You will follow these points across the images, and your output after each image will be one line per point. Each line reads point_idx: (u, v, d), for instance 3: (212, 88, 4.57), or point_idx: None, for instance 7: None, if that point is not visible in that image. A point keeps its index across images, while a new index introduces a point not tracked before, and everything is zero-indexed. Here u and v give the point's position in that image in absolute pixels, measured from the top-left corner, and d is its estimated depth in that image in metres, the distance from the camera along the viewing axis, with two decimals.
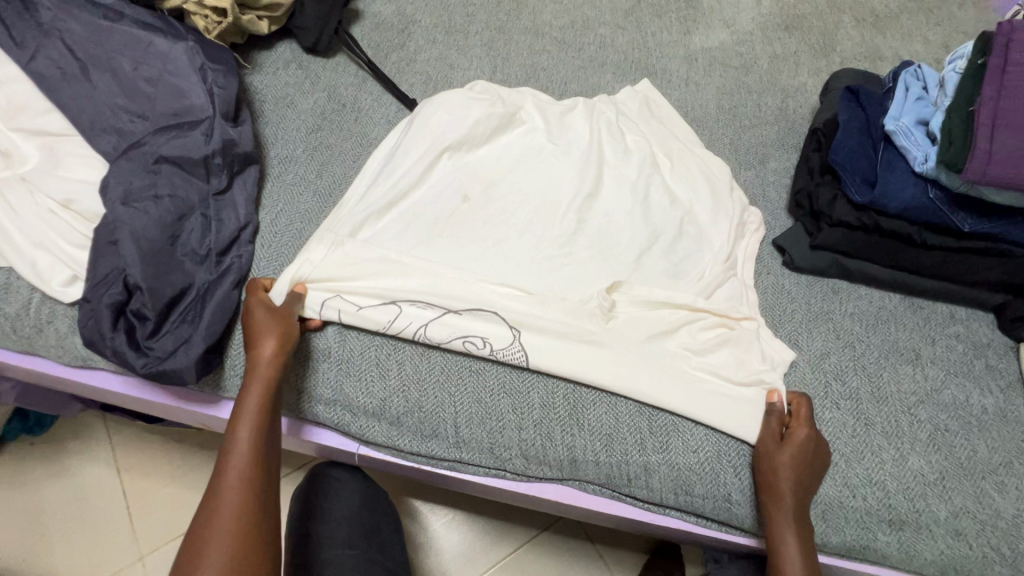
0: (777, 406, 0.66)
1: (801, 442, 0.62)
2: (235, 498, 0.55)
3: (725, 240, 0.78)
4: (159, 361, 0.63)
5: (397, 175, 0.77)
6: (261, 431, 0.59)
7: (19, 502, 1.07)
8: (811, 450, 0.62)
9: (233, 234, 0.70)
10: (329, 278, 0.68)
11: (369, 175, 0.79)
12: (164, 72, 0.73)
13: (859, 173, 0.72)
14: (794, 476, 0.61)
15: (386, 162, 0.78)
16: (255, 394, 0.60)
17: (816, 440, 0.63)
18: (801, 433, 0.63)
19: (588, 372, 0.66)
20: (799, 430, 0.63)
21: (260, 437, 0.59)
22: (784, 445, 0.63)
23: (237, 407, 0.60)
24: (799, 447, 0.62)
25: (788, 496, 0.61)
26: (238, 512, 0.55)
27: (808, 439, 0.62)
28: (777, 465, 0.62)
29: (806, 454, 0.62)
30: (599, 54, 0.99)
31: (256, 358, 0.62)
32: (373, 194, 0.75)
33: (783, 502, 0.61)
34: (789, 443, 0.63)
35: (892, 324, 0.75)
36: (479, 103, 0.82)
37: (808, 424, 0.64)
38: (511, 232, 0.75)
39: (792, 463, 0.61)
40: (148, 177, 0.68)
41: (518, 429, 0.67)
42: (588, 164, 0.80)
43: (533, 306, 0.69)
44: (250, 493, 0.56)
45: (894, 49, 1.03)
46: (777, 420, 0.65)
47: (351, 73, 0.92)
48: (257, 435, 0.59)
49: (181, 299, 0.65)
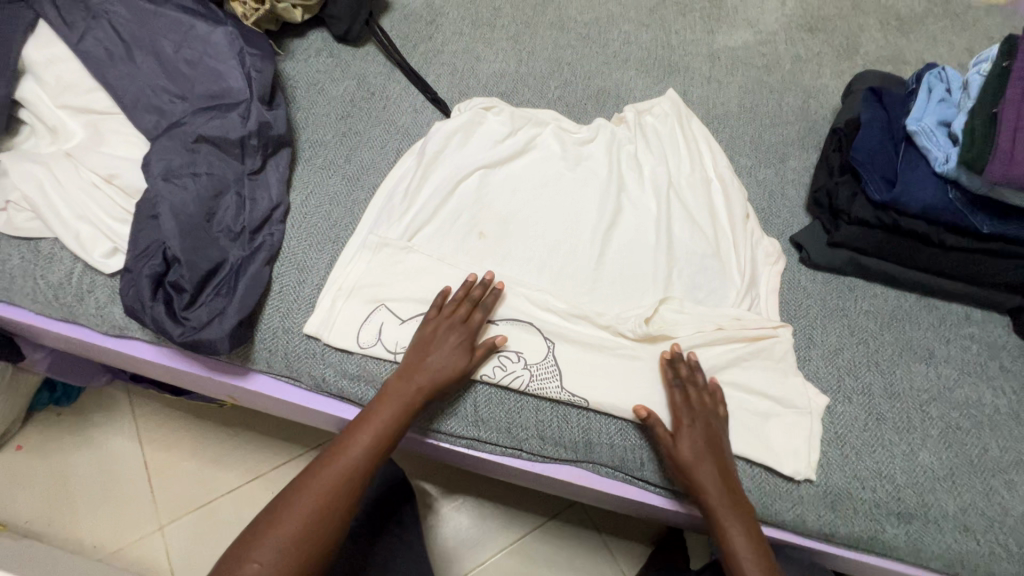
0: (671, 374, 0.67)
1: (691, 429, 0.64)
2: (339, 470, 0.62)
3: (747, 256, 0.78)
4: (195, 331, 0.65)
5: (411, 208, 0.78)
6: (392, 427, 0.64)
7: (48, 468, 1.11)
8: (698, 429, 0.64)
9: (266, 213, 0.73)
10: (374, 289, 0.72)
11: (380, 203, 0.80)
12: (204, 56, 0.75)
13: (879, 173, 0.73)
14: (703, 465, 0.63)
15: (399, 194, 0.80)
16: (401, 394, 0.65)
17: (706, 401, 0.66)
18: (683, 416, 0.64)
19: (618, 362, 0.69)
20: (677, 413, 0.65)
21: (392, 431, 0.64)
22: (677, 438, 0.64)
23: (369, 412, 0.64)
24: (700, 412, 0.65)
25: (706, 484, 0.62)
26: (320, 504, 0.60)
27: (703, 403, 0.65)
28: (683, 462, 0.63)
29: (704, 419, 0.65)
30: (623, 50, 1.01)
31: (416, 380, 0.65)
32: (391, 229, 0.76)
33: (703, 491, 0.62)
34: (680, 431, 0.64)
35: (907, 323, 0.76)
36: (489, 137, 0.84)
37: (682, 397, 0.65)
38: (528, 268, 0.76)
39: (697, 451, 0.63)
40: (188, 155, 0.70)
41: (535, 410, 0.69)
42: (608, 190, 0.81)
43: (569, 320, 0.71)
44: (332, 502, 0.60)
45: (918, 53, 1.04)
46: (679, 393, 0.66)
47: (380, 62, 0.94)
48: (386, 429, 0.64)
49: (216, 273, 0.68)
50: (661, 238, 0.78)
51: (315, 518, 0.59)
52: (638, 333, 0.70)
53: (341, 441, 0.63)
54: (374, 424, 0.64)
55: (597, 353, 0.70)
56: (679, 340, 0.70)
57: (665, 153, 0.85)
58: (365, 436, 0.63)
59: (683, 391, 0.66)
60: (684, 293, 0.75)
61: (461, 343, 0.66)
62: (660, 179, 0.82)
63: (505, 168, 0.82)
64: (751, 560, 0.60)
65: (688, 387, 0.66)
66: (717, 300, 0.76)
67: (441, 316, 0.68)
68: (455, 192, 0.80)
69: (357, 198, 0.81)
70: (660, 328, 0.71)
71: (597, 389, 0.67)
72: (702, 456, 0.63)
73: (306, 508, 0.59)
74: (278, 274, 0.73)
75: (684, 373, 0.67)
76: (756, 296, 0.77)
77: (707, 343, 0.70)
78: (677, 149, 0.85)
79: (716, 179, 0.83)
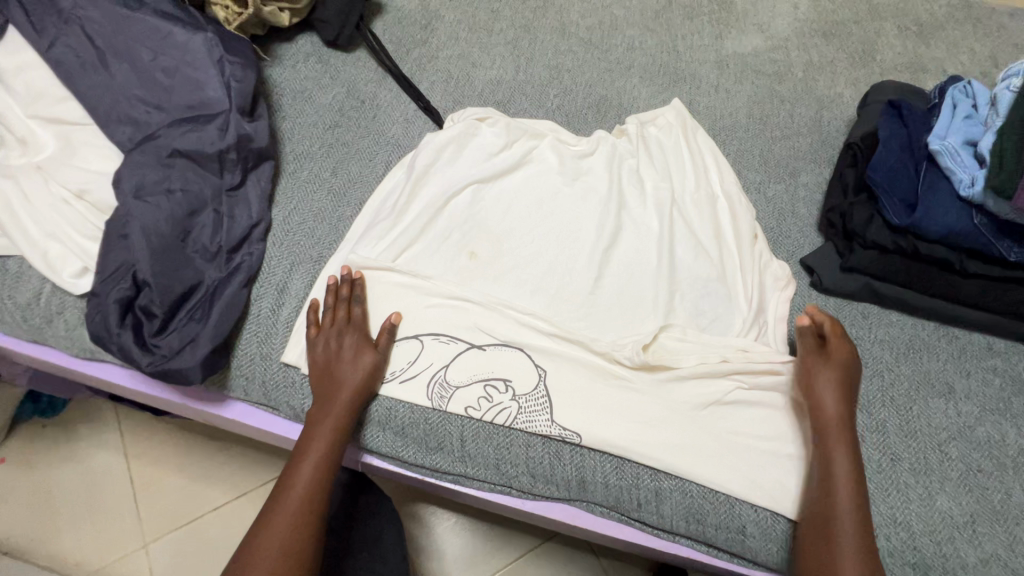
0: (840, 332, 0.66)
1: (846, 365, 0.63)
2: (279, 535, 0.57)
3: (756, 280, 0.73)
4: (164, 360, 0.61)
5: (399, 224, 0.74)
6: (327, 459, 0.61)
7: (31, 484, 1.08)
8: (851, 361, 0.63)
9: (245, 231, 0.69)
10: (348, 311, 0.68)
11: (367, 220, 0.76)
12: (181, 63, 0.71)
13: (898, 194, 0.68)
14: (840, 394, 0.61)
15: (387, 209, 0.76)
16: (329, 415, 0.62)
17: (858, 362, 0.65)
18: (843, 347, 0.63)
19: (616, 392, 0.65)
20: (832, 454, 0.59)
21: (324, 468, 0.61)
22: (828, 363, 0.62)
23: (310, 428, 0.62)
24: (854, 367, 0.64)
25: (835, 400, 0.61)
26: (285, 535, 0.57)
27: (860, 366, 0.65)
28: (823, 377, 0.62)
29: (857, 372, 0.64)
30: (626, 56, 0.96)
31: (332, 385, 0.63)
32: (376, 248, 0.72)
33: (825, 405, 0.61)
34: (833, 475, 0.58)
35: (925, 354, 0.71)
36: (483, 149, 0.80)
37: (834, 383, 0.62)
38: (521, 290, 0.71)
39: (839, 387, 0.61)
40: (162, 170, 0.66)
41: (525, 446, 0.64)
42: (608, 208, 0.76)
43: (564, 347, 0.67)
44: (296, 530, 0.57)
45: (938, 61, 0.99)
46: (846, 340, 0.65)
47: (371, 69, 0.90)
48: (324, 458, 0.61)
49: (190, 297, 0.64)
50: (663, 260, 0.73)
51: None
52: (637, 361, 0.65)
53: (284, 476, 0.60)
54: (307, 457, 0.61)
55: (594, 384, 0.65)
56: (681, 371, 0.66)
57: (669, 167, 0.80)
58: (311, 454, 0.61)
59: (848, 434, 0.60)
60: (687, 319, 0.71)
61: (360, 340, 0.65)
62: (663, 196, 0.77)
63: (498, 184, 0.78)
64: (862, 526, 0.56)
65: (845, 370, 0.62)
66: (722, 327, 0.71)
67: (324, 327, 0.66)
68: (446, 208, 0.76)
69: (342, 214, 0.77)
70: (659, 357, 0.67)
71: (592, 422, 0.63)
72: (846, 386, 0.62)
73: (267, 558, 0.55)
74: (257, 296, 0.69)
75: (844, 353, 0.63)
76: (764, 324, 0.72)
77: (711, 376, 0.66)
78: (683, 162, 0.81)
79: (723, 196, 0.79)
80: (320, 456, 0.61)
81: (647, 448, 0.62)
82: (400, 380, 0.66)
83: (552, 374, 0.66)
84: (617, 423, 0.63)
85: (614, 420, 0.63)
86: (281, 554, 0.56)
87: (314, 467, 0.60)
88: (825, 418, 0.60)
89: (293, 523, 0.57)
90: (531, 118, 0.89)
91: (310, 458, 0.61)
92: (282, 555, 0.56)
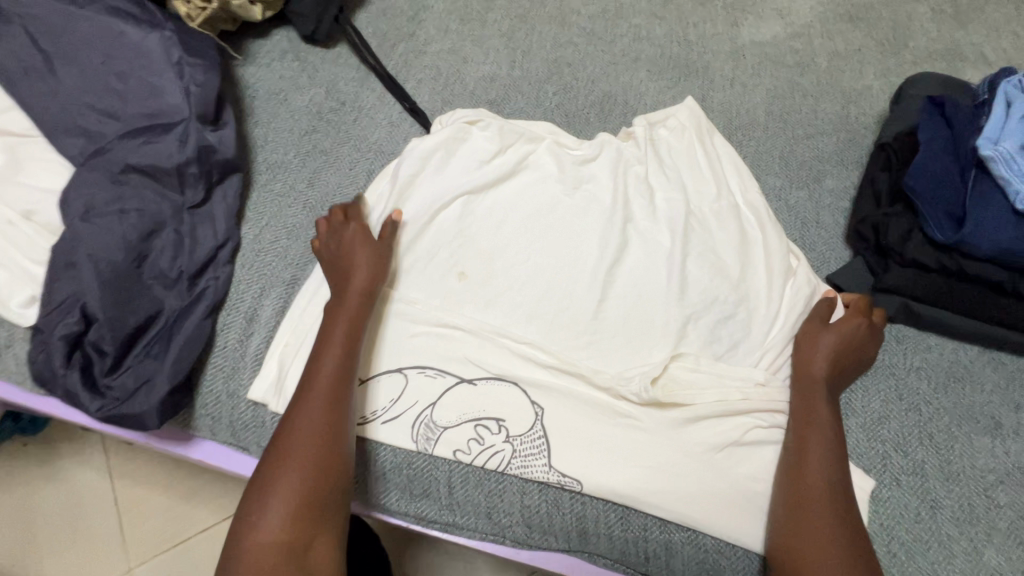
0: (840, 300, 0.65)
1: (845, 326, 0.61)
2: (304, 454, 0.52)
3: (779, 301, 0.65)
4: (116, 404, 0.55)
5: None
6: (345, 367, 0.57)
7: (13, 504, 1.04)
8: (851, 325, 0.61)
9: (209, 253, 0.62)
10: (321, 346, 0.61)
11: None
12: (136, 67, 0.64)
13: (942, 207, 0.63)
14: (829, 355, 0.60)
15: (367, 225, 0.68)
16: (341, 320, 0.59)
17: (871, 331, 0.62)
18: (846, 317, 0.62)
19: (621, 433, 0.58)
20: (810, 476, 0.53)
21: (342, 378, 0.56)
22: (821, 329, 0.62)
23: (323, 336, 0.58)
24: (853, 331, 0.61)
25: (822, 359, 0.60)
26: (309, 448, 0.52)
27: (867, 330, 0.61)
28: (814, 341, 0.61)
29: (856, 336, 0.61)
30: (632, 48, 0.87)
31: (343, 283, 0.61)
32: None
33: (814, 362, 0.60)
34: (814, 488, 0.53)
35: (968, 384, 0.63)
36: (474, 153, 0.72)
37: (827, 364, 0.59)
38: (515, 315, 0.64)
39: (826, 349, 0.60)
40: (113, 189, 0.60)
41: (520, 494, 0.58)
42: (612, 220, 0.69)
43: (562, 380, 0.61)
44: (323, 447, 0.52)
45: (977, 47, 0.89)
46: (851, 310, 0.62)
47: (352, 66, 0.83)
48: (341, 371, 0.56)
49: (147, 330, 0.58)
50: (673, 280, 0.66)
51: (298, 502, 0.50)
52: (644, 397, 0.59)
53: (299, 394, 0.55)
54: (324, 370, 0.56)
55: (597, 423, 0.59)
56: (694, 408, 0.59)
57: (679, 175, 0.72)
58: (327, 366, 0.56)
59: (826, 451, 0.55)
60: (701, 347, 0.63)
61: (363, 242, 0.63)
62: (673, 207, 0.70)
63: (492, 195, 0.70)
64: (831, 466, 0.54)
65: (848, 340, 0.61)
66: (740, 356, 0.63)
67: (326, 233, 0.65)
68: (433, 224, 0.68)
69: None
70: (670, 392, 0.59)
71: (594, 468, 0.57)
72: (838, 348, 0.60)
73: (288, 475, 0.51)
74: (223, 325, 0.62)
75: (853, 325, 0.61)
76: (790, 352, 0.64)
77: (727, 414, 0.59)
78: (696, 167, 0.73)
79: (740, 206, 0.71)
80: (336, 366, 0.56)
81: (657, 497, 0.56)
82: (382, 420, 0.59)
83: (550, 413, 0.59)
84: (623, 469, 0.57)
85: (619, 465, 0.57)
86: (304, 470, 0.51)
87: (332, 375, 0.56)
88: (810, 374, 0.59)
89: (314, 431, 0.53)
90: (527, 119, 0.81)
91: (326, 365, 0.56)
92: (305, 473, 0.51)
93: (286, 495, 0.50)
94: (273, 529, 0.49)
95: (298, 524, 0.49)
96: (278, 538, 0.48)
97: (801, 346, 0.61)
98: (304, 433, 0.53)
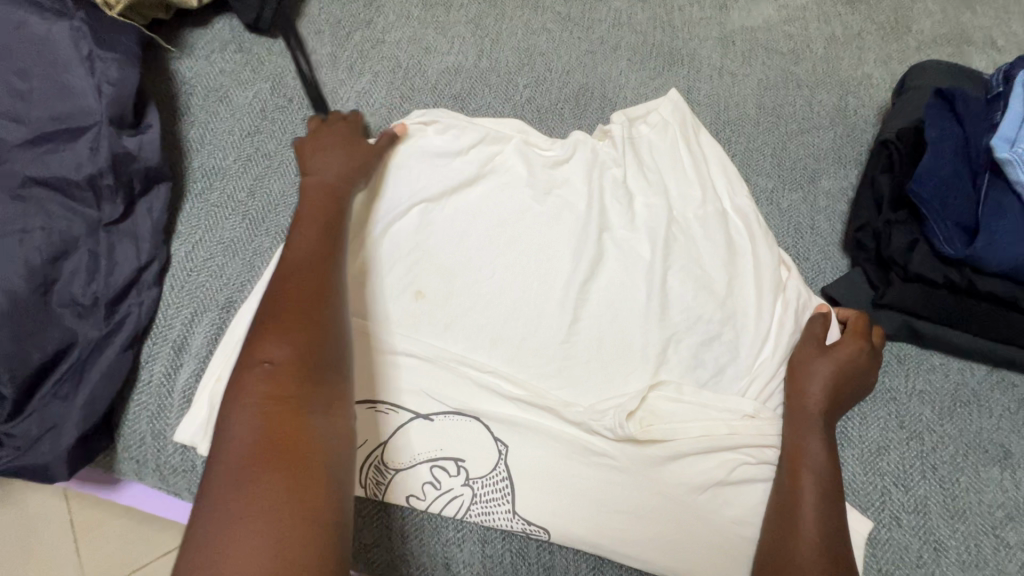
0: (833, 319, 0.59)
1: (839, 350, 0.55)
2: (292, 320, 0.44)
3: (769, 320, 0.59)
4: (17, 454, 0.49)
5: None
6: (330, 242, 0.52)
7: None
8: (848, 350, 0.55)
9: (129, 277, 0.55)
10: None
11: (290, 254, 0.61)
12: (42, 63, 0.56)
13: (953, 216, 0.57)
14: (824, 384, 0.54)
15: None
16: (317, 207, 0.54)
17: (867, 356, 0.56)
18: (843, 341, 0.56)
19: (593, 473, 0.52)
20: (800, 524, 0.48)
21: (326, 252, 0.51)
22: (814, 353, 0.56)
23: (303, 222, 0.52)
24: (849, 356, 0.55)
25: (815, 389, 0.54)
26: (296, 313, 0.44)
27: (864, 354, 0.55)
28: (806, 367, 0.55)
29: (852, 361, 0.55)
30: (612, 34, 0.80)
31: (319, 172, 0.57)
32: None
33: (807, 392, 0.54)
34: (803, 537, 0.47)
35: (975, 409, 0.58)
36: (433, 155, 0.64)
37: (822, 394, 0.53)
38: (478, 339, 0.58)
39: (820, 377, 0.54)
40: (13, 206, 0.52)
41: (481, 543, 0.53)
42: (586, 230, 0.62)
43: (529, 413, 0.54)
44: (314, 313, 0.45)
45: (985, 30, 0.82)
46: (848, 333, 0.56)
47: (301, 57, 0.74)
48: (323, 247, 0.51)
49: (55, 368, 0.51)
50: (654, 298, 0.59)
51: (295, 367, 0.42)
52: (620, 433, 0.52)
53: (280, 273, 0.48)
54: (305, 249, 0.50)
55: (567, 461, 0.53)
56: (675, 444, 0.53)
57: (662, 177, 0.65)
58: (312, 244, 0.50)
59: (818, 497, 0.49)
60: (683, 373, 0.57)
61: (344, 141, 0.61)
62: (654, 213, 0.63)
63: (452, 203, 0.63)
64: (824, 511, 0.48)
65: (843, 371, 0.55)
66: (725, 382, 0.57)
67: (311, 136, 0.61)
68: (385, 237, 0.61)
69: (260, 245, 0.62)
70: (649, 427, 0.53)
71: (562, 513, 0.52)
72: (834, 375, 0.54)
73: (279, 337, 0.43)
74: (148, 357, 0.56)
75: (848, 350, 0.55)
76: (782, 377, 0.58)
77: (711, 451, 0.53)
78: (681, 168, 0.65)
79: (728, 212, 0.64)
80: (319, 243, 0.51)
81: (630, 545, 0.51)
82: None
83: (515, 451, 0.53)
84: (594, 514, 0.51)
85: (590, 510, 0.51)
86: (297, 334, 0.43)
87: (316, 254, 0.50)
88: (801, 405, 0.53)
89: (303, 297, 0.46)
90: (495, 115, 0.73)
91: (309, 247, 0.50)
92: (297, 338, 0.43)
93: (293, 329, 0.43)
94: (270, 381, 0.41)
95: (301, 384, 0.41)
96: (286, 381, 0.41)
97: (794, 374, 0.56)
98: (289, 304, 0.45)
